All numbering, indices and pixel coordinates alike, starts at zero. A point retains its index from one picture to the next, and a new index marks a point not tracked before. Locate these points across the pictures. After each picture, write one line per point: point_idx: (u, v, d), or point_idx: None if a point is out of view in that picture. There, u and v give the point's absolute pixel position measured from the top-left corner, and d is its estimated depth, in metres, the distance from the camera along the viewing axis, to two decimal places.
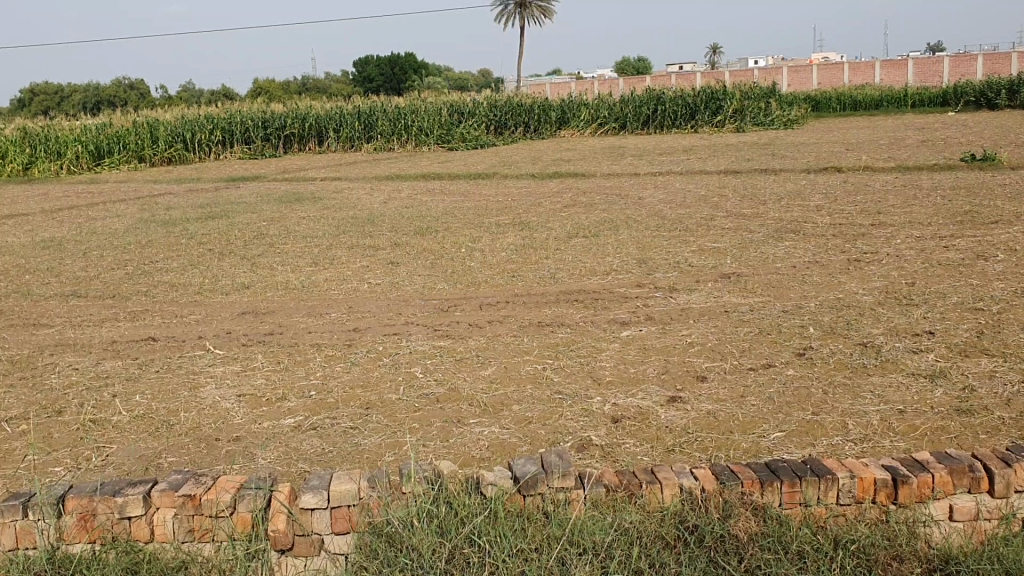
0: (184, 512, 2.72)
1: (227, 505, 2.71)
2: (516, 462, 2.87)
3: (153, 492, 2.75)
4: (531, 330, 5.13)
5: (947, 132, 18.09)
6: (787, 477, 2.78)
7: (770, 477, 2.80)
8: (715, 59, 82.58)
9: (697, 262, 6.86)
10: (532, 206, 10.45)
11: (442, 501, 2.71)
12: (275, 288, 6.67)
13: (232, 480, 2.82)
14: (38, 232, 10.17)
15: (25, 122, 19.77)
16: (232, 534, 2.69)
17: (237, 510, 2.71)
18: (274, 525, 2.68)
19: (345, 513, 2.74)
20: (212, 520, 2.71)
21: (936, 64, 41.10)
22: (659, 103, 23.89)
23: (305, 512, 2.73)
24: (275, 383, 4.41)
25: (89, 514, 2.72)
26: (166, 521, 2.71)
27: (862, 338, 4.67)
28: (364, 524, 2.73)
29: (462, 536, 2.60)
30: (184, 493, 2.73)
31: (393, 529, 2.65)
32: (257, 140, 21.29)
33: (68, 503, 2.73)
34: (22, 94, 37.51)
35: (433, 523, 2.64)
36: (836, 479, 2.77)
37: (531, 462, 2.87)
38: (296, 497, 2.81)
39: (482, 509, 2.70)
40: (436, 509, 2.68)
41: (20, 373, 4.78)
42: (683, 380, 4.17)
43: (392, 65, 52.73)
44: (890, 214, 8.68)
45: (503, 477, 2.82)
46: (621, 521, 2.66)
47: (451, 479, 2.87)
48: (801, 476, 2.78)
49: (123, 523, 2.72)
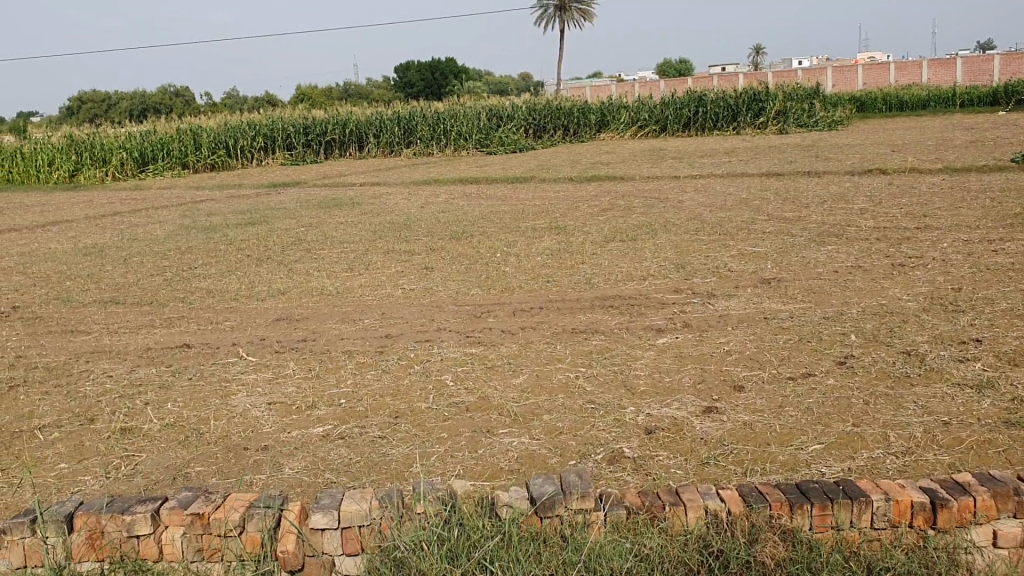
0: (192, 531, 2.73)
1: (235, 525, 2.70)
2: (533, 482, 2.80)
3: (162, 510, 2.74)
4: (565, 337, 5.06)
5: (997, 132, 17.66)
6: (817, 499, 2.67)
7: (800, 499, 2.69)
8: (757, 59, 81.75)
9: (736, 267, 6.73)
10: (569, 210, 10.37)
11: (455, 523, 2.65)
12: (310, 294, 6.67)
13: (241, 498, 2.82)
14: (82, 238, 10.32)
15: (71, 130, 20.11)
16: (241, 554, 2.68)
17: (246, 530, 2.69)
18: (283, 546, 2.66)
19: (355, 534, 2.70)
20: (221, 539, 2.71)
21: (986, 62, 40.27)
22: (700, 105, 23.66)
23: (315, 532, 2.69)
24: (306, 391, 4.38)
25: (97, 532, 2.72)
26: (175, 540, 2.72)
27: (906, 346, 4.52)
28: (374, 547, 2.69)
29: (474, 562, 2.53)
30: (193, 511, 2.73)
31: (402, 554, 2.59)
32: (298, 146, 21.43)
33: (77, 521, 2.73)
34: (71, 102, 38.25)
35: (444, 547, 2.58)
36: (869, 502, 2.66)
37: (549, 482, 2.80)
38: (307, 515, 2.78)
39: (496, 532, 2.63)
40: (449, 531, 2.63)
41: (56, 381, 4.81)
42: (719, 390, 4.07)
43: (432, 70, 52.95)
44: (936, 216, 8.47)
45: (520, 497, 2.75)
46: (641, 547, 2.58)
47: (465, 497, 2.82)
48: (832, 499, 2.68)
49: (132, 542, 2.72)
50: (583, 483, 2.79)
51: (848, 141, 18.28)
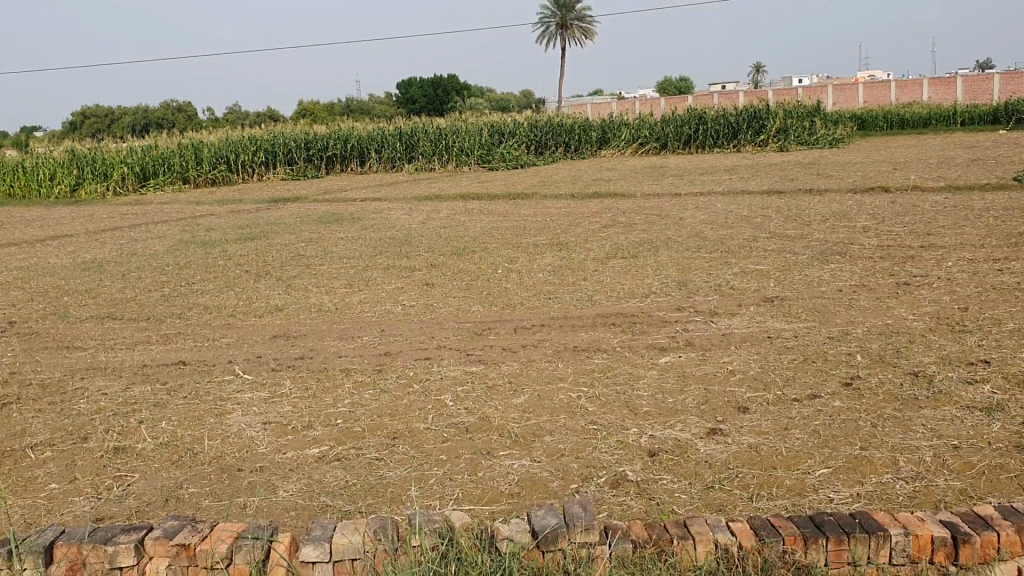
0: (177, 563, 2.65)
1: (223, 557, 2.63)
2: (535, 514, 2.72)
3: (147, 540, 2.67)
4: (566, 356, 4.98)
5: (999, 151, 17.63)
6: (833, 534, 2.59)
7: (815, 532, 2.61)
8: (757, 77, 81.96)
9: (739, 284, 6.66)
10: (571, 226, 10.31)
11: (452, 557, 2.58)
12: (308, 310, 6.59)
13: (229, 528, 2.75)
14: (80, 253, 10.25)
15: (73, 144, 20.05)
16: None
17: (234, 562, 2.63)
18: None
19: (347, 567, 2.63)
20: (207, 572, 2.65)
21: (986, 80, 40.36)
22: (701, 123, 23.68)
23: (305, 565, 2.63)
24: (302, 410, 4.30)
25: (78, 564, 2.64)
26: (160, 572, 2.65)
27: (913, 367, 4.44)
28: None
29: None
30: (178, 542, 2.66)
31: None
32: (300, 161, 21.41)
33: (57, 551, 2.65)
34: (73, 117, 38.31)
35: None
36: (888, 536, 2.58)
37: (552, 514, 2.72)
38: (296, 547, 2.71)
39: (495, 566, 2.57)
40: (445, 565, 2.55)
41: (50, 398, 4.73)
42: (723, 411, 3.99)
43: (434, 87, 53.12)
44: (940, 235, 8.40)
45: (521, 530, 2.67)
46: None
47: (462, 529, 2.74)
48: (849, 533, 2.59)
49: (115, 573, 2.66)
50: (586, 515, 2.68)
51: (850, 159, 18.24)
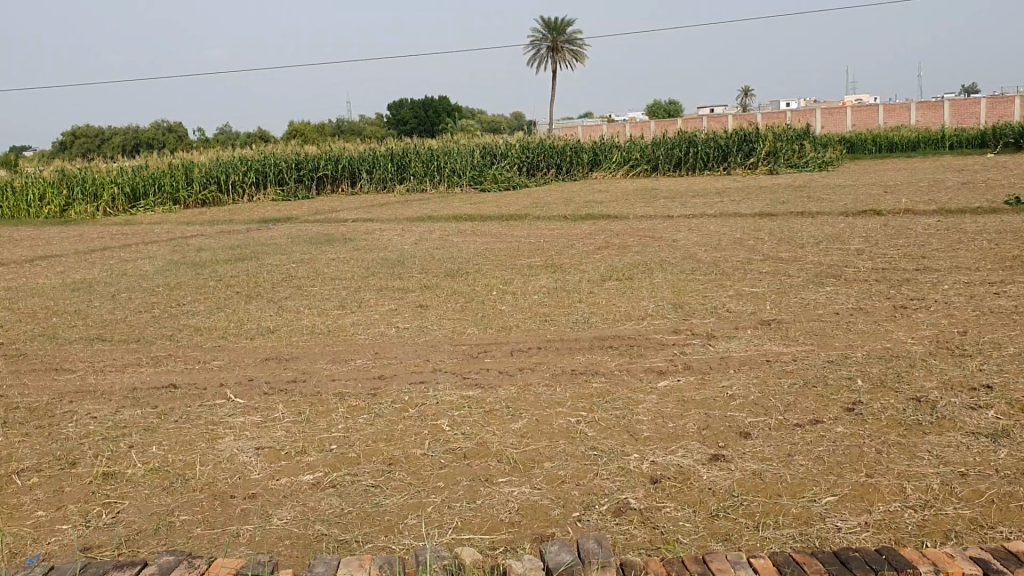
0: None
1: None
2: (549, 551, 2.76)
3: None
4: (564, 379, 4.92)
5: (988, 174, 17.71)
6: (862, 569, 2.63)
7: (844, 569, 2.65)
8: (745, 100, 82.49)
9: (735, 307, 6.62)
10: (564, 248, 10.27)
11: None
12: (300, 332, 6.51)
13: (227, 565, 2.79)
14: (69, 274, 10.14)
15: (62, 164, 19.95)
16: None
17: None
18: None
19: None
20: None
21: (973, 105, 40.70)
22: (692, 145, 23.74)
23: None
24: (296, 435, 4.22)
25: None
26: None
27: (915, 392, 4.39)
28: None
29: None
30: None
31: None
32: (291, 181, 21.34)
33: None
34: (63, 136, 38.23)
35: None
36: (918, 572, 2.62)
37: (565, 551, 2.76)
38: None
39: None
40: None
41: (37, 422, 4.62)
42: (725, 437, 3.92)
43: (425, 108, 53.23)
44: (935, 258, 8.39)
45: (535, 567, 2.71)
46: None
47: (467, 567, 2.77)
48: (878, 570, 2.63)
49: None
50: (604, 552, 2.73)
51: (840, 182, 18.30)
